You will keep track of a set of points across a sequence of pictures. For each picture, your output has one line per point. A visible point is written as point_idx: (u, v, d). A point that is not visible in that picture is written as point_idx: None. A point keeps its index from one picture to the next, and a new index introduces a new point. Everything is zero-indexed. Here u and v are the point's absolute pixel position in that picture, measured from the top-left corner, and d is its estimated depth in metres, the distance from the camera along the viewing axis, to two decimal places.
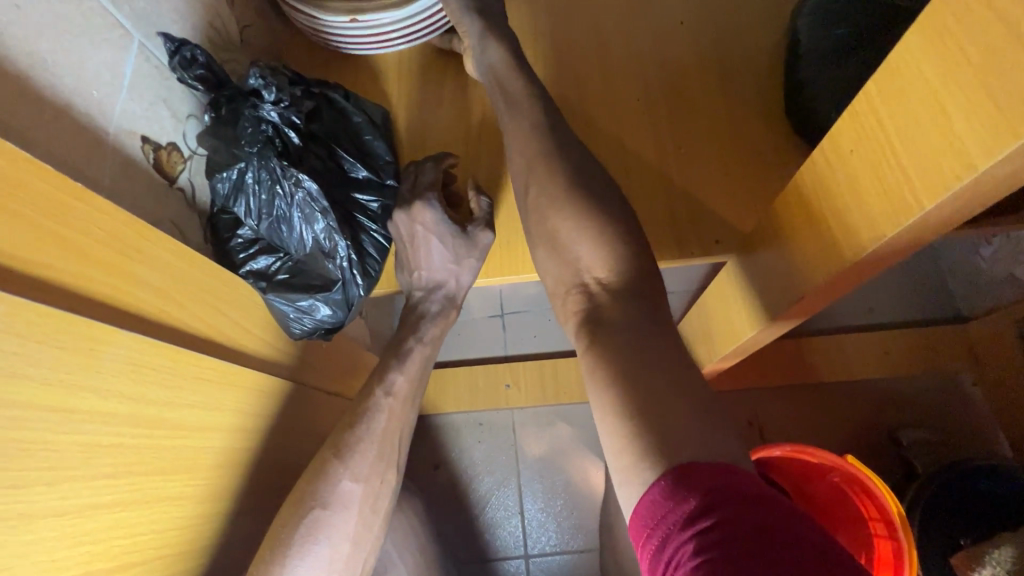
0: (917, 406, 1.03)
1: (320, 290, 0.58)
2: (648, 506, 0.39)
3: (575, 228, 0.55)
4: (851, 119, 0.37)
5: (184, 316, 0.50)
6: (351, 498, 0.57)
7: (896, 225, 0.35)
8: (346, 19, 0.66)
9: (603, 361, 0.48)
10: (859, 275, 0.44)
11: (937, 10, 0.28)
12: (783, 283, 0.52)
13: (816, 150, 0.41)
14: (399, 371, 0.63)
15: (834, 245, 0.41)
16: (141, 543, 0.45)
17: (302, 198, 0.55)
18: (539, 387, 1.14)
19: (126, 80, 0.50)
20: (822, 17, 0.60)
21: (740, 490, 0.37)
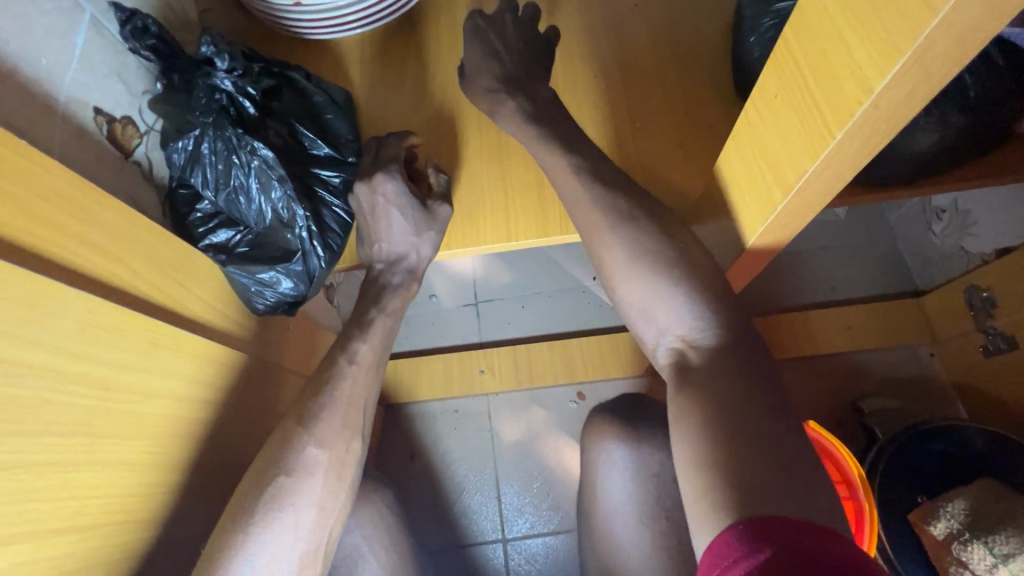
0: (879, 376, 1.07)
1: (281, 261, 0.59)
2: (722, 546, 0.43)
3: (653, 289, 0.56)
4: (775, 65, 0.39)
5: (141, 284, 0.51)
6: (317, 464, 0.57)
7: (816, 157, 0.36)
8: (290, 3, 0.69)
9: (689, 417, 0.50)
10: (794, 223, 0.46)
11: None
12: (730, 238, 0.53)
13: (748, 102, 0.43)
14: (363, 341, 0.64)
15: (768, 191, 0.43)
16: (96, 506, 0.45)
17: (258, 167, 0.55)
18: (513, 371, 1.15)
19: (76, 51, 0.51)
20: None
21: (815, 546, 0.40)
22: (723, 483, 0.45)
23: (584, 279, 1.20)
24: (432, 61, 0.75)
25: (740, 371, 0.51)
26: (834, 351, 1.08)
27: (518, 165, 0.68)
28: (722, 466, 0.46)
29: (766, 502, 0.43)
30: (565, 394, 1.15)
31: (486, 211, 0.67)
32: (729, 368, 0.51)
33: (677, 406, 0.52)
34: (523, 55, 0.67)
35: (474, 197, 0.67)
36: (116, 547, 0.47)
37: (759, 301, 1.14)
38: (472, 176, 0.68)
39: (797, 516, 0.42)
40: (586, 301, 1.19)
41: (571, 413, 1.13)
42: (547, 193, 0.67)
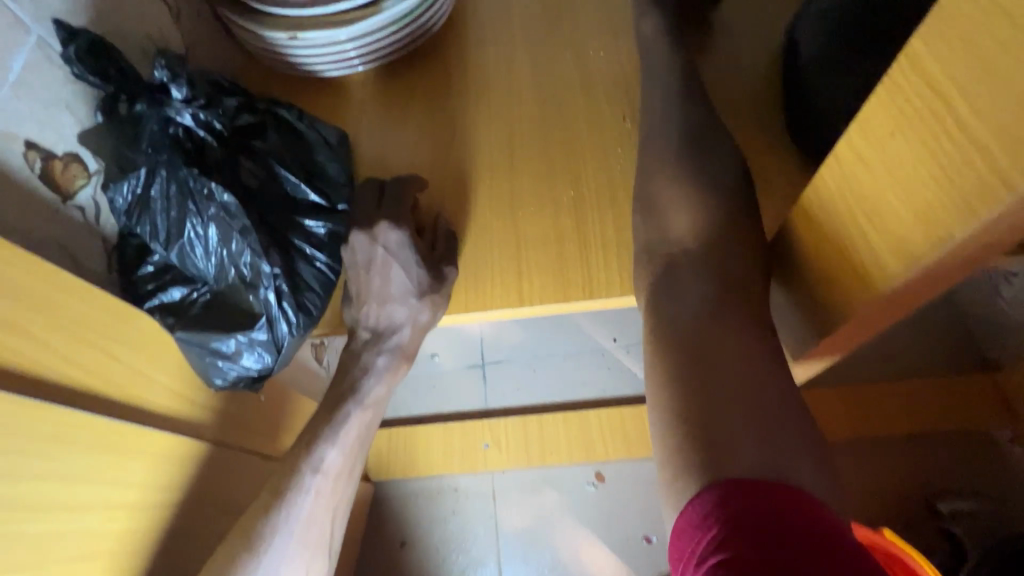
0: (949, 466, 0.91)
1: (241, 328, 0.48)
2: (691, 518, 0.40)
3: (668, 192, 0.52)
4: (887, 95, 0.29)
5: (52, 360, 0.40)
6: None
7: (971, 218, 0.27)
8: (284, 36, 0.62)
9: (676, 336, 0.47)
10: (912, 299, 0.35)
11: None
12: (816, 313, 0.41)
13: (841, 139, 0.34)
14: (332, 445, 0.52)
15: (872, 256, 0.34)
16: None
17: (216, 215, 0.45)
18: (523, 447, 1.00)
19: (12, 76, 0.42)
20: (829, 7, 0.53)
21: (783, 513, 0.37)
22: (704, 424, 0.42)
23: (603, 341, 1.08)
24: (440, 99, 0.67)
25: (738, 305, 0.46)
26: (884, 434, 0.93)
27: (535, 218, 0.58)
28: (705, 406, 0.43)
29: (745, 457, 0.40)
30: (579, 475, 1.00)
31: (495, 271, 0.56)
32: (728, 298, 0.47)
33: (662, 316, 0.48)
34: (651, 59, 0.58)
35: (482, 254, 0.57)
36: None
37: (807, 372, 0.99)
38: (482, 230, 0.58)
39: (768, 480, 0.39)
40: (606, 367, 1.06)
41: (586, 498, 0.99)
42: (568, 250, 0.56)
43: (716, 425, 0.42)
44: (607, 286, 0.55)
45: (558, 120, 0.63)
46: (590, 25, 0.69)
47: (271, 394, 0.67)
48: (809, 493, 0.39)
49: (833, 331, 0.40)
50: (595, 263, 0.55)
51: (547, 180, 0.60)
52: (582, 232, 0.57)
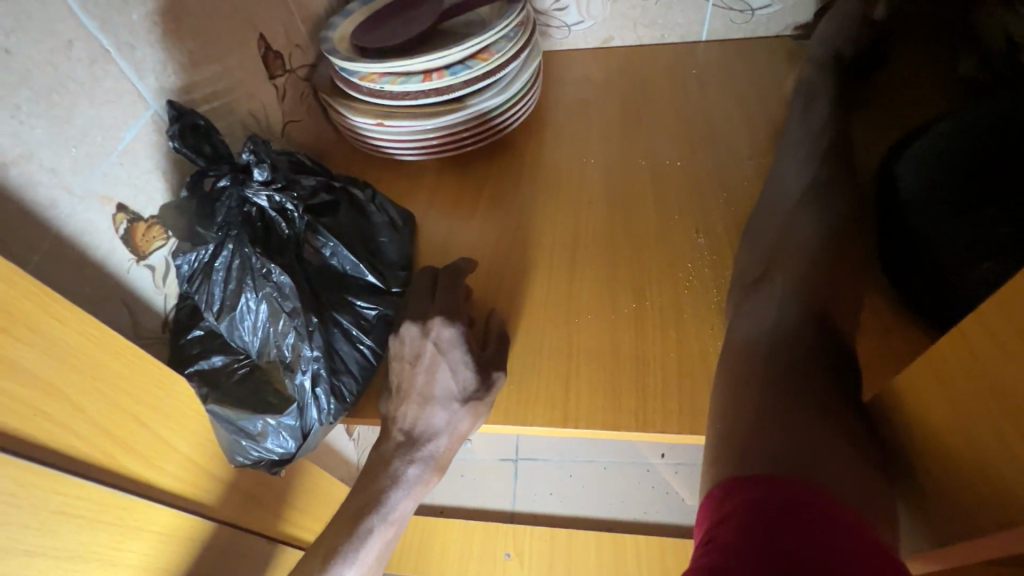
0: None
1: (272, 410, 0.46)
2: (701, 513, 0.37)
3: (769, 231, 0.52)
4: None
5: (77, 424, 0.39)
6: None
7: None
8: (372, 122, 0.66)
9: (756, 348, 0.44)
10: None
11: None
12: (943, 515, 0.33)
13: (968, 316, 0.28)
14: (349, 567, 0.50)
15: (1013, 466, 0.27)
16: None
17: (270, 293, 0.46)
18: (549, 568, 0.89)
19: (121, 145, 0.46)
20: (952, 128, 0.47)
21: (787, 510, 0.32)
22: (733, 431, 0.39)
23: (650, 456, 0.99)
24: (509, 193, 0.67)
25: (828, 341, 0.43)
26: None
27: (589, 327, 0.54)
28: (743, 415, 0.39)
29: (764, 460, 0.36)
30: None
31: (540, 382, 0.52)
32: (813, 332, 0.44)
33: (742, 334, 0.46)
34: (785, 152, 0.58)
35: (530, 359, 0.53)
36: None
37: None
38: (532, 334, 0.55)
39: (780, 475, 0.34)
40: (649, 486, 0.97)
41: None
42: (621, 367, 0.52)
43: (746, 430, 0.38)
44: (663, 418, 0.48)
45: (625, 228, 0.61)
46: (668, 137, 0.68)
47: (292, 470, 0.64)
48: (840, 510, 0.33)
49: (958, 538, 0.32)
50: (651, 387, 0.50)
51: (607, 291, 0.56)
52: (638, 351, 0.52)
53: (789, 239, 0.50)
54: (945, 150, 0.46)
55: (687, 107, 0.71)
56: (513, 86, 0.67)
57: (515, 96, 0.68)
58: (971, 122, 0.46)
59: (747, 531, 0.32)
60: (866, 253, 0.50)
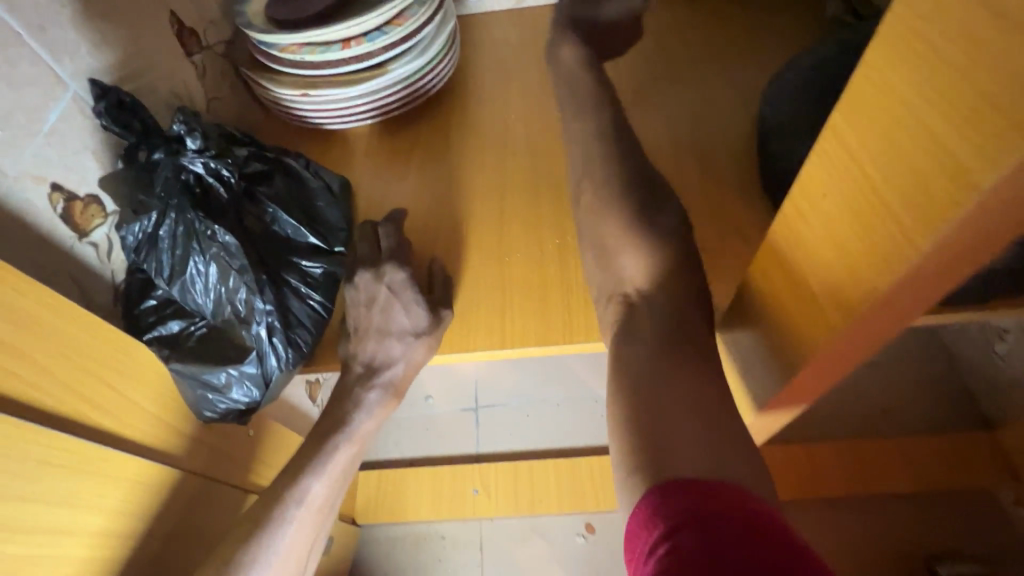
0: (950, 528, 0.89)
1: (232, 362, 0.51)
2: (635, 525, 0.35)
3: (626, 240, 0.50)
4: (823, 157, 0.32)
5: (48, 385, 0.43)
6: None
7: (887, 273, 0.30)
8: (297, 94, 0.68)
9: (631, 364, 0.44)
10: (869, 338, 0.37)
11: (898, 19, 0.25)
12: (786, 360, 0.43)
13: (788, 199, 0.36)
14: (317, 478, 0.55)
15: (811, 310, 0.37)
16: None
17: (218, 254, 0.49)
18: (513, 494, 0.99)
19: (47, 127, 0.48)
20: (799, 81, 0.59)
21: (739, 513, 0.31)
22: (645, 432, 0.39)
23: (597, 388, 1.08)
24: (436, 151, 0.72)
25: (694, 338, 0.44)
26: (837, 495, 0.92)
27: (518, 261, 0.61)
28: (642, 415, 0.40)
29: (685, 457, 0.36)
30: (570, 527, 0.98)
31: (478, 313, 0.59)
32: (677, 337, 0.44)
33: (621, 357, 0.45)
34: None
35: (468, 296, 0.60)
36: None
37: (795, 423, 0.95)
38: (468, 274, 0.61)
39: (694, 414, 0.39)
40: (599, 414, 1.06)
41: (577, 551, 0.96)
42: (548, 291, 0.59)
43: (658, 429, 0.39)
44: (582, 330, 0.56)
45: (543, 173, 0.67)
46: None
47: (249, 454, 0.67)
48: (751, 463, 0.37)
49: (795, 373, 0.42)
50: (574, 306, 0.58)
51: (530, 230, 0.63)
52: (561, 279, 0.60)
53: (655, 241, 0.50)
54: (799, 95, 0.58)
55: None
56: (430, 50, 0.71)
57: (433, 60, 0.72)
58: (812, 76, 0.58)
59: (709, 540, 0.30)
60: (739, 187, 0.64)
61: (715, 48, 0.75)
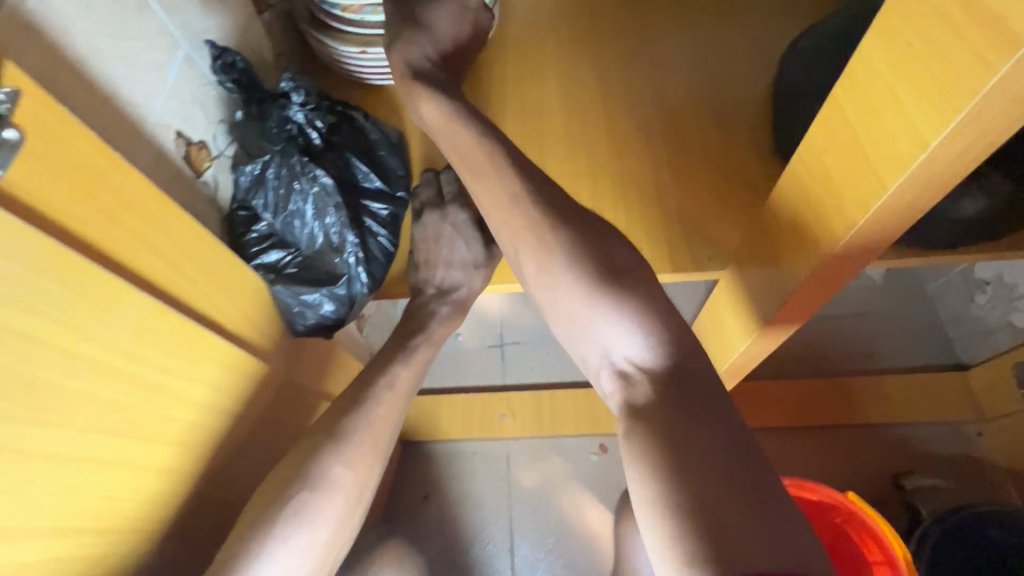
0: (921, 451, 1.01)
1: (326, 284, 0.61)
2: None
3: (593, 309, 0.51)
4: (826, 121, 0.43)
5: (194, 291, 0.51)
6: (341, 482, 0.59)
7: (865, 207, 0.41)
8: (357, 50, 0.75)
9: (639, 465, 0.43)
10: (845, 263, 0.49)
11: (883, 22, 0.35)
12: (780, 282, 0.55)
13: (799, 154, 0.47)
14: (402, 365, 0.66)
15: (829, 214, 0.46)
16: (109, 509, 0.44)
17: (317, 193, 0.59)
18: (536, 417, 1.13)
19: (169, 81, 0.56)
20: (819, 45, 0.66)
21: None
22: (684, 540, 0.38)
23: None
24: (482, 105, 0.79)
25: (691, 411, 0.45)
26: (824, 422, 1.03)
27: None
28: (680, 518, 0.39)
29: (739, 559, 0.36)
30: (586, 445, 1.12)
31: None
32: (672, 414, 0.45)
33: (628, 453, 0.45)
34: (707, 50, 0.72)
35: None
36: (113, 559, 0.47)
37: (776, 359, 1.10)
38: None
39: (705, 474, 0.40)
40: None
41: (592, 466, 1.10)
42: None
43: (703, 534, 0.38)
44: None
45: (580, 129, 0.76)
46: (612, 48, 0.81)
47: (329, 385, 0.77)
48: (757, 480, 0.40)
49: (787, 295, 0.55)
50: None
51: (568, 181, 0.73)
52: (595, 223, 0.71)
53: (627, 308, 0.50)
54: (819, 57, 0.65)
55: (625, 22, 0.83)
56: None
57: None
58: (830, 41, 0.64)
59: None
60: (753, 143, 0.73)
61: (736, 13, 0.81)
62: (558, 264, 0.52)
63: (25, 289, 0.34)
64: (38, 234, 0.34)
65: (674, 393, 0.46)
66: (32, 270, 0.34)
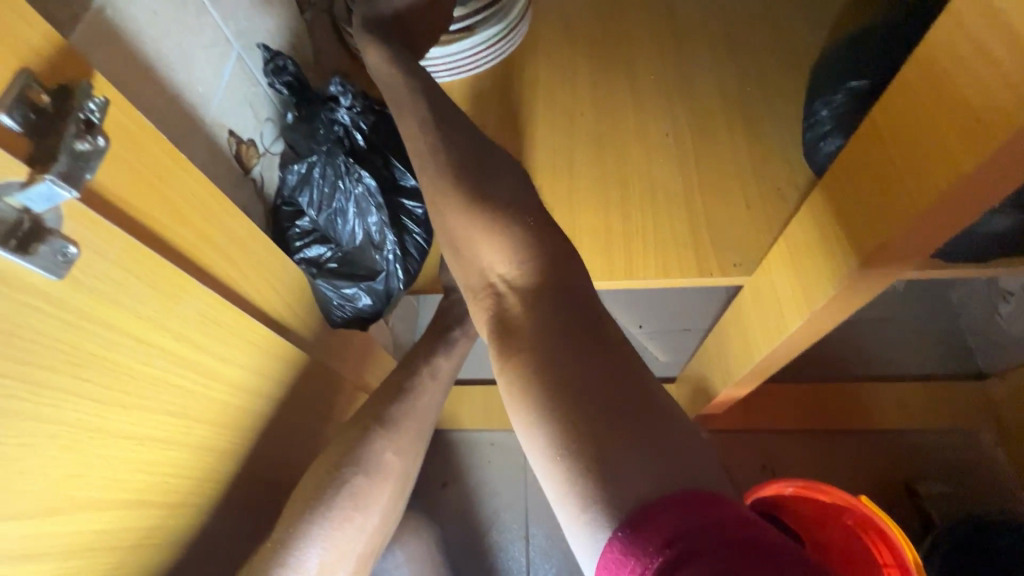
0: (935, 458, 1.02)
1: (365, 279, 0.65)
2: (612, 563, 0.35)
3: (485, 245, 0.53)
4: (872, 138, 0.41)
5: (248, 285, 0.54)
6: (390, 467, 0.64)
7: (892, 230, 0.40)
8: None
9: (532, 401, 0.43)
10: (873, 284, 0.49)
11: (929, 44, 0.34)
12: (801, 295, 0.55)
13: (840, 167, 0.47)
14: (444, 356, 0.71)
15: (892, 207, 0.40)
16: (174, 487, 0.48)
17: (361, 193, 0.63)
18: None
19: (223, 81, 0.58)
20: (854, 55, 0.66)
21: (715, 522, 0.33)
22: (582, 467, 0.39)
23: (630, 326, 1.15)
24: (516, 106, 0.80)
25: (571, 336, 0.45)
26: (840, 427, 1.05)
27: (588, 212, 0.74)
28: (573, 444, 0.40)
29: (630, 479, 0.37)
30: None
31: None
32: (552, 343, 0.45)
33: (517, 389, 0.45)
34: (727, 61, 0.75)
35: None
36: (174, 534, 0.50)
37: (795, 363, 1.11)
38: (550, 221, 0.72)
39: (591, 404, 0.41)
40: None
41: None
42: (612, 235, 0.72)
43: (596, 458, 0.39)
44: (641, 270, 0.70)
45: (610, 133, 0.77)
46: (645, 52, 0.82)
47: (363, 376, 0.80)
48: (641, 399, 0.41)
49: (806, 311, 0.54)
50: (634, 251, 0.71)
51: (598, 184, 0.75)
52: (623, 227, 0.72)
53: (509, 241, 0.51)
54: (853, 66, 0.65)
55: (657, 25, 0.83)
56: (510, 15, 0.78)
57: (511, 24, 0.79)
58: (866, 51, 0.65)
59: (720, 556, 0.31)
60: (781, 151, 0.73)
61: (767, 19, 0.82)
62: (449, 195, 0.54)
63: (109, 284, 0.37)
64: (123, 234, 0.38)
65: (555, 319, 0.47)
66: (115, 267, 0.38)
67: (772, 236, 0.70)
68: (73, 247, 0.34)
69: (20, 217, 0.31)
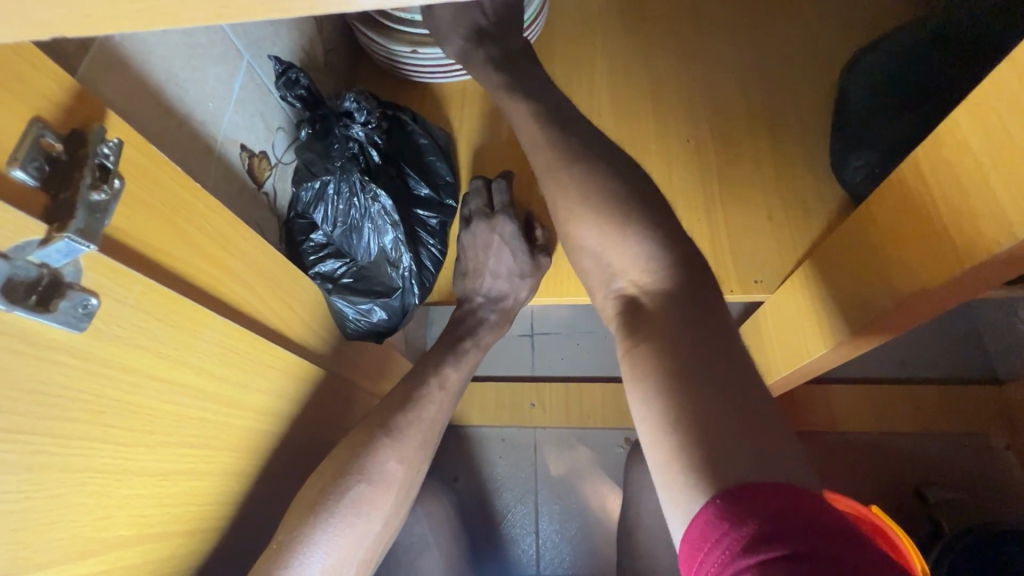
0: (947, 462, 1.02)
1: (380, 295, 0.64)
2: (700, 527, 0.32)
3: (602, 223, 0.50)
4: (922, 173, 0.42)
5: (264, 308, 0.54)
6: (394, 477, 0.63)
7: (957, 263, 0.40)
8: (409, 50, 0.70)
9: (654, 380, 0.40)
10: (917, 311, 0.49)
11: (995, 82, 0.34)
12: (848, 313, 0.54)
13: (888, 195, 0.47)
14: (452, 366, 0.70)
15: (984, 229, 0.38)
16: (198, 512, 0.49)
17: (376, 211, 0.61)
18: (564, 407, 1.17)
19: (234, 95, 0.56)
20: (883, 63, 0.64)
21: (824, 519, 0.30)
22: (686, 440, 0.36)
23: None
24: None
25: (699, 326, 0.42)
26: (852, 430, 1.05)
27: None
28: (692, 423, 0.36)
29: (735, 462, 0.34)
30: (610, 436, 1.16)
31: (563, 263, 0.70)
32: (688, 336, 0.41)
33: (638, 368, 0.42)
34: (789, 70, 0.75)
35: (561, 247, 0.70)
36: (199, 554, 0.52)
37: None
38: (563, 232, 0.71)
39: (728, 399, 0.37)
40: None
41: (616, 457, 1.14)
42: None
43: (704, 430, 0.36)
44: None
45: (630, 139, 0.75)
46: (667, 50, 0.79)
47: (378, 383, 0.80)
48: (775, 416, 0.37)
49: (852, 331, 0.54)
50: None
51: None
52: None
53: (628, 224, 0.49)
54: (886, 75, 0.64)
55: (680, 21, 0.80)
56: (528, 9, 0.75)
57: (529, 19, 0.76)
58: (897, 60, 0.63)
59: (824, 548, 0.28)
60: (806, 160, 0.71)
61: (794, 16, 0.78)
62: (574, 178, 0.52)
63: (130, 330, 0.37)
64: (140, 278, 0.37)
65: (680, 305, 0.44)
66: (136, 311, 0.37)
67: (794, 251, 0.68)
68: (95, 298, 0.33)
69: (40, 273, 0.30)
